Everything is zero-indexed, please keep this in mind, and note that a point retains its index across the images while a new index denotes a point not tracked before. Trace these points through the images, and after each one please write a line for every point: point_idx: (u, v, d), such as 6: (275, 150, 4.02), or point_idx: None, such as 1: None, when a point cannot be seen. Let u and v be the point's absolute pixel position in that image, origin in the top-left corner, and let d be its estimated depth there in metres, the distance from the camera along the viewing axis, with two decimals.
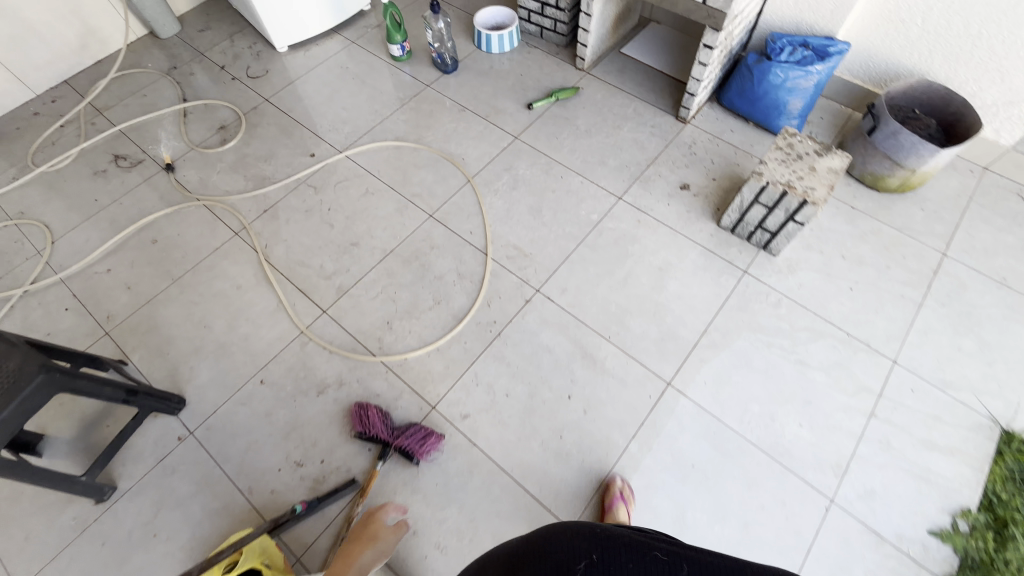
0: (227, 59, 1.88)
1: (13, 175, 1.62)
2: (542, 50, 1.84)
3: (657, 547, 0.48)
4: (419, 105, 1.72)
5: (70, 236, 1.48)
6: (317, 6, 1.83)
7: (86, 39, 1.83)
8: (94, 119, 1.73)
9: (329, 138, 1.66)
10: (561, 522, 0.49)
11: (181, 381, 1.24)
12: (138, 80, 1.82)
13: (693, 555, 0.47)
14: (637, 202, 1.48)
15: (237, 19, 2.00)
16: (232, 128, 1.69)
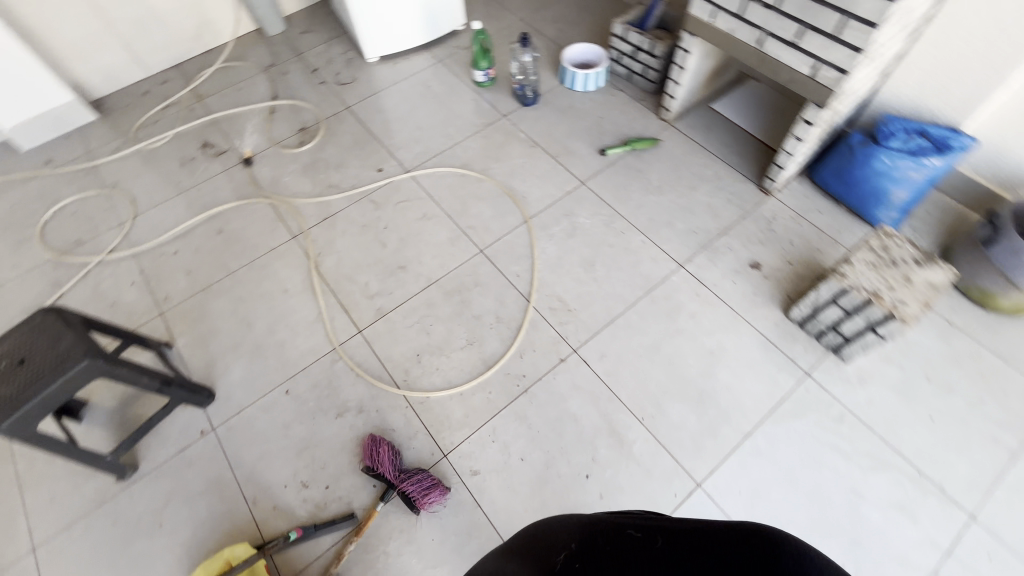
0: (321, 61, 1.95)
1: (115, 147, 1.76)
2: (628, 94, 1.77)
3: (632, 525, 0.56)
4: (491, 135, 1.71)
5: (150, 213, 1.59)
6: (412, 22, 1.87)
7: (201, 29, 1.96)
8: (194, 104, 1.85)
9: (398, 155, 1.68)
10: (540, 524, 0.56)
11: (215, 375, 1.28)
12: (239, 73, 1.93)
13: (665, 527, 0.54)
14: (699, 273, 1.38)
15: (337, 24, 2.07)
16: (311, 131, 1.75)
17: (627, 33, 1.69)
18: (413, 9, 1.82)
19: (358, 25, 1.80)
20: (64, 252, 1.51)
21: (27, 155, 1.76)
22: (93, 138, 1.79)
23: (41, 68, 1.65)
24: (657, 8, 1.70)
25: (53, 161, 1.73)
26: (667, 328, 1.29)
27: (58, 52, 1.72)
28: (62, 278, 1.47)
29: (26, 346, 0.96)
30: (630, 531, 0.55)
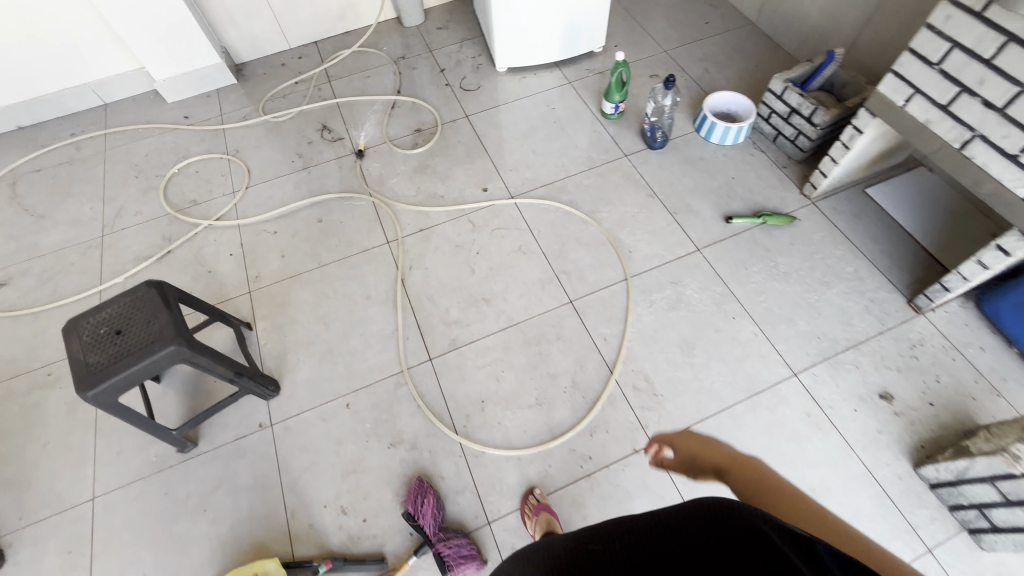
0: (450, 62, 1.92)
1: (245, 114, 1.83)
2: (769, 157, 1.59)
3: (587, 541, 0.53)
4: (607, 174, 1.59)
5: (261, 187, 1.63)
6: (551, 38, 1.78)
7: (345, 12, 1.99)
8: (322, 85, 1.88)
9: (506, 177, 1.61)
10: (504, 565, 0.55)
11: (285, 369, 1.28)
12: (369, 60, 1.94)
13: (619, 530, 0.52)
14: (813, 387, 1.20)
15: (474, 25, 2.03)
16: (426, 134, 1.72)
17: (786, 91, 1.49)
18: (555, 24, 1.73)
19: (496, 32, 1.74)
20: (180, 209, 1.59)
21: (170, 107, 1.87)
22: (227, 101, 1.87)
23: (199, 30, 1.74)
24: (828, 68, 1.48)
25: (190, 117, 1.83)
26: (762, 444, 1.13)
27: (216, 16, 1.81)
28: (172, 234, 1.54)
29: (125, 318, 0.98)
30: (588, 546, 0.52)
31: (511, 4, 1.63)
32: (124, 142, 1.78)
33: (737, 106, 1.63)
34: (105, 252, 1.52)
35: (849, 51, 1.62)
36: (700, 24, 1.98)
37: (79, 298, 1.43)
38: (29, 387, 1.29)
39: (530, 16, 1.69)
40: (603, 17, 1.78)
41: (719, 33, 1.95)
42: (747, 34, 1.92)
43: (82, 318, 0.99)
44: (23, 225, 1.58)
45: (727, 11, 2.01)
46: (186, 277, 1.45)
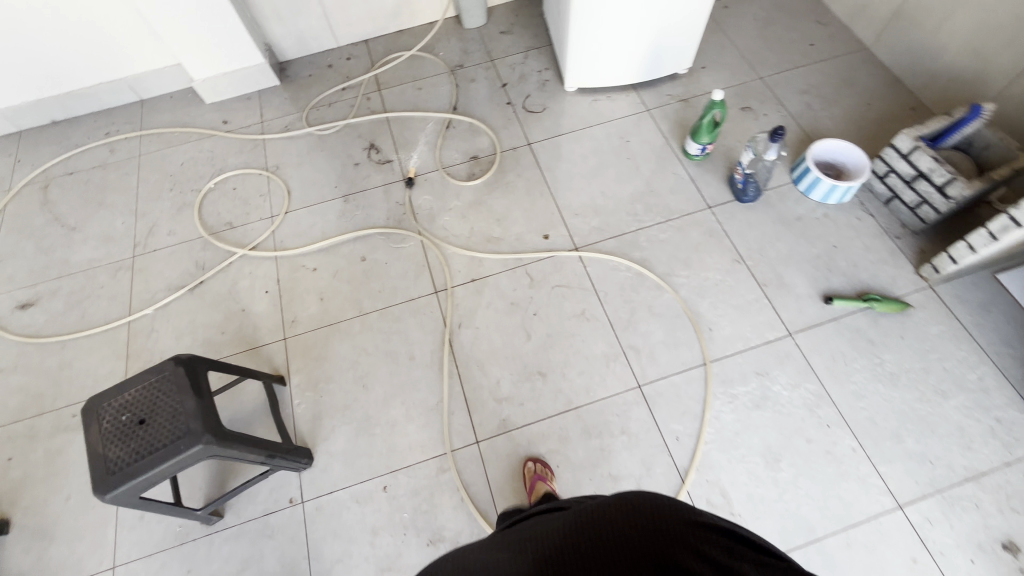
0: (513, 76, 1.71)
1: (287, 122, 1.67)
2: (879, 224, 1.37)
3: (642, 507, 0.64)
4: (687, 229, 1.39)
5: (300, 212, 1.49)
6: (632, 56, 1.55)
7: (400, 9, 1.79)
8: (371, 94, 1.70)
9: (571, 222, 1.43)
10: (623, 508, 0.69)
11: (319, 435, 1.17)
12: (424, 67, 1.75)
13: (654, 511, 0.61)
14: (921, 526, 1.02)
15: (542, 32, 1.80)
16: (483, 162, 1.55)
17: (915, 152, 1.26)
18: (641, 42, 1.50)
19: (570, 46, 1.52)
20: (215, 232, 1.47)
21: (208, 109, 1.73)
22: (269, 106, 1.71)
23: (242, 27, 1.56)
24: (970, 126, 1.24)
25: (229, 122, 1.69)
26: None
27: (261, 10, 1.64)
28: (206, 262, 1.43)
29: (149, 403, 0.87)
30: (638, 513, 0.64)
31: (593, 18, 1.41)
32: (159, 147, 1.66)
33: (846, 154, 1.40)
34: (135, 276, 1.42)
35: (993, 101, 1.37)
36: (804, 46, 1.71)
37: (107, 328, 1.34)
38: (53, 428, 1.22)
39: (612, 32, 1.46)
40: (697, 35, 1.54)
41: (826, 58, 1.68)
42: (860, 62, 1.65)
43: (103, 399, 0.88)
44: (54, 237, 1.49)
45: (837, 31, 1.73)
46: (219, 314, 1.35)
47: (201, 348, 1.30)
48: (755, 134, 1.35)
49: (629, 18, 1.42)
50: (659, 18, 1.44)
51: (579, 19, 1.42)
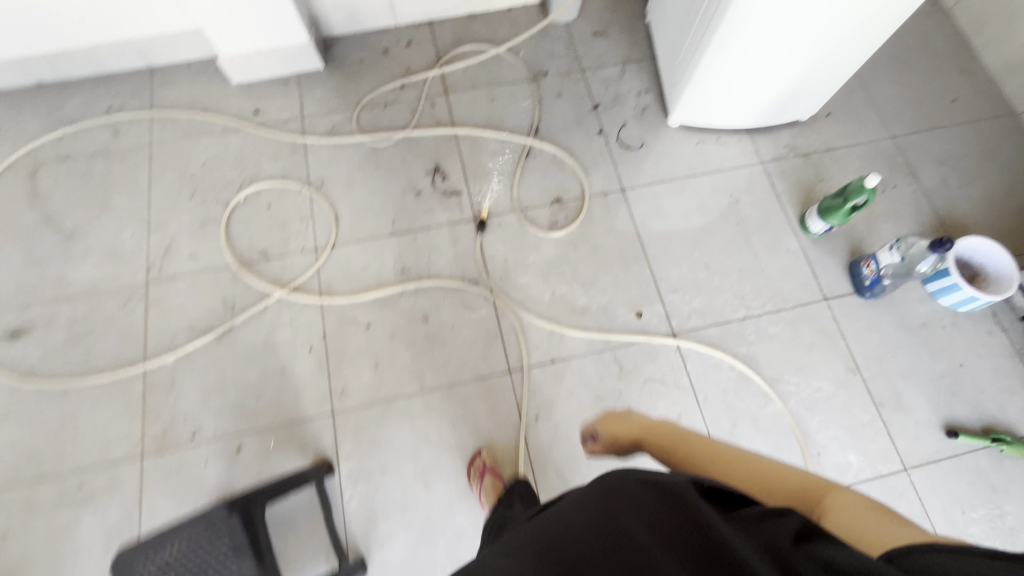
0: (606, 95, 1.44)
1: (333, 123, 1.39)
2: (1012, 343, 1.22)
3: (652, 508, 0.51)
4: (799, 324, 1.22)
5: (351, 248, 1.26)
6: (764, 96, 1.28)
7: None
8: (436, 98, 1.42)
9: (667, 298, 1.24)
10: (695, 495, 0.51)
11: (374, 540, 1.03)
12: (501, 69, 1.46)
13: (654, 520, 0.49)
14: None
15: (643, 40, 1.51)
16: (568, 207, 1.32)
17: None
18: (780, 83, 1.24)
19: (694, 76, 1.25)
20: (247, 262, 1.24)
21: (236, 91, 1.43)
22: (311, 98, 1.42)
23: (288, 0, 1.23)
24: None
25: (261, 113, 1.40)
26: None
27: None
28: (237, 300, 1.21)
29: (202, 565, 0.74)
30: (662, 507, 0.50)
31: (736, 51, 1.14)
32: (176, 136, 1.36)
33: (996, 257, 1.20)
34: (150, 309, 1.19)
35: None
36: (944, 101, 1.47)
37: (118, 377, 1.13)
38: (58, 500, 1.04)
39: (751, 69, 1.19)
40: (845, 78, 1.26)
41: (970, 120, 1.45)
42: (1007, 133, 1.43)
43: (139, 557, 0.74)
44: (48, 246, 1.24)
45: (983, 87, 1.49)
46: (254, 371, 1.15)
47: (234, 414, 1.11)
48: (905, 236, 1.14)
49: (779, 55, 1.15)
50: (813, 59, 1.17)
51: (719, 49, 1.15)
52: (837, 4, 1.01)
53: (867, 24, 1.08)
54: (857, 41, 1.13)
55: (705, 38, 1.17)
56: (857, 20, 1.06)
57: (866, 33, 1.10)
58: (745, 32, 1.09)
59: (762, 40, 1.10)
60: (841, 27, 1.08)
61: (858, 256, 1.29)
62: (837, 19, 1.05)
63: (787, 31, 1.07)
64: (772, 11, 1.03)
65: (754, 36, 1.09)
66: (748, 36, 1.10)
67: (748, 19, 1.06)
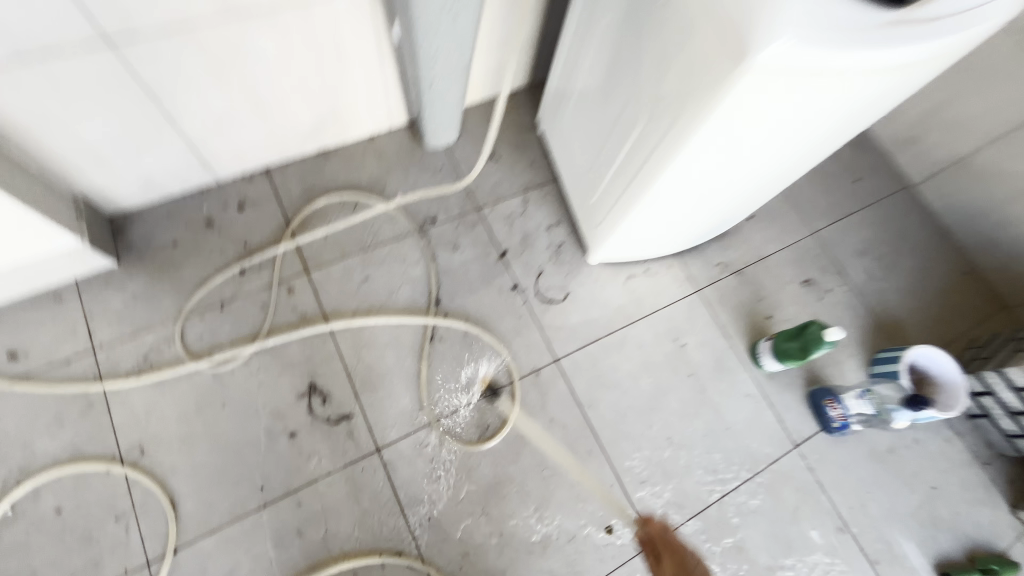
0: (513, 237, 1.17)
1: (145, 349, 0.97)
2: (968, 446, 1.19)
3: None
4: (779, 487, 1.08)
5: (204, 549, 0.87)
6: (736, 200, 0.94)
7: (322, 125, 1.11)
8: (293, 282, 1.05)
9: (636, 496, 1.02)
10: None
11: None
12: (375, 225, 1.12)
13: None
14: None
15: (540, 159, 1.27)
16: (496, 401, 1.04)
17: None
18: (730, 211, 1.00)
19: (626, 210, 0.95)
20: None
21: None
22: (102, 318, 0.98)
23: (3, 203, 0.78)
24: None
25: (23, 358, 0.94)
26: None
27: (44, 145, 0.83)
28: None
29: None
30: None
31: (670, 179, 0.83)
32: None
33: (958, 369, 1.13)
34: None
35: None
36: (849, 181, 1.43)
37: None
38: None
39: (709, 188, 0.86)
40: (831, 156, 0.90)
41: (876, 201, 1.42)
42: (909, 209, 1.43)
43: None
44: None
45: (879, 159, 1.47)
46: None
47: None
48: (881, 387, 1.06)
49: (726, 173, 0.82)
50: (787, 150, 0.79)
51: (657, 168, 0.81)
52: (784, 105, 0.66)
53: (844, 107, 0.70)
54: (840, 123, 0.76)
55: (643, 159, 0.85)
56: (825, 112, 0.70)
57: (851, 114, 0.73)
58: (673, 158, 0.77)
59: (705, 151, 0.75)
60: (808, 124, 0.72)
61: (816, 383, 1.18)
62: (797, 118, 0.70)
63: (728, 147, 0.74)
64: (694, 123, 0.69)
65: (686, 161, 0.77)
66: (679, 164, 0.78)
67: (674, 137, 0.74)
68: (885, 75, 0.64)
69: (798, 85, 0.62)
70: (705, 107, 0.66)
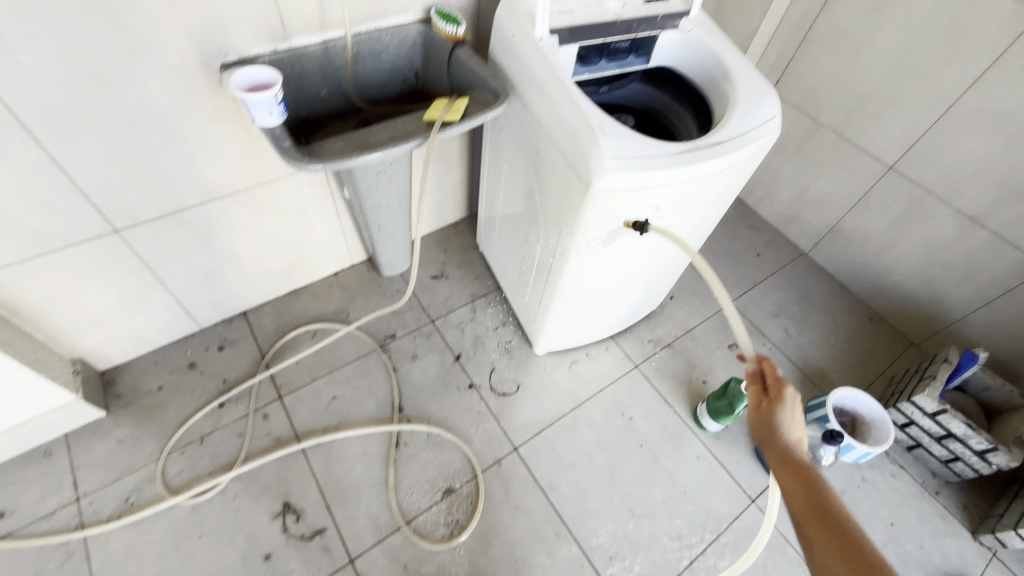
0: (465, 341, 1.33)
1: (128, 491, 1.04)
2: (914, 478, 1.26)
3: None
4: (744, 545, 1.12)
5: None
6: (635, 283, 1.14)
7: (292, 269, 1.31)
8: (268, 407, 1.16)
9: (607, 573, 1.06)
10: None
11: None
12: (341, 347, 1.27)
13: None
14: None
15: (483, 272, 1.48)
16: (463, 496, 1.10)
17: (944, 414, 1.17)
18: (636, 290, 1.19)
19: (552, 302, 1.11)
20: None
21: None
22: (88, 467, 1.06)
23: (12, 370, 0.91)
24: (968, 369, 1.23)
25: (8, 517, 0.99)
26: None
27: (49, 318, 0.99)
28: None
29: None
30: None
31: (571, 271, 1.01)
32: None
33: (879, 406, 1.25)
34: None
35: (960, 321, 1.39)
36: (751, 256, 1.67)
37: None
38: None
39: (608, 276, 1.05)
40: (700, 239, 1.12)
41: (778, 269, 1.65)
42: (807, 272, 1.66)
43: None
44: None
45: (772, 235, 1.74)
46: None
47: None
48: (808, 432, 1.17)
49: (617, 261, 1.02)
50: (658, 239, 1.00)
51: (562, 265, 1.00)
52: (635, 210, 0.87)
53: (685, 205, 0.92)
54: (692, 215, 0.97)
55: (551, 261, 1.05)
56: (669, 209, 0.91)
57: (695, 207, 0.95)
58: (569, 257, 0.97)
59: (594, 248, 0.95)
60: (663, 219, 0.93)
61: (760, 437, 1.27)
62: (650, 216, 0.90)
63: (608, 243, 0.94)
64: (574, 231, 0.90)
65: (580, 257, 0.97)
66: (575, 259, 0.97)
67: (566, 242, 0.95)
68: (699, 182, 0.86)
69: (635, 196, 0.83)
70: (577, 220, 0.88)
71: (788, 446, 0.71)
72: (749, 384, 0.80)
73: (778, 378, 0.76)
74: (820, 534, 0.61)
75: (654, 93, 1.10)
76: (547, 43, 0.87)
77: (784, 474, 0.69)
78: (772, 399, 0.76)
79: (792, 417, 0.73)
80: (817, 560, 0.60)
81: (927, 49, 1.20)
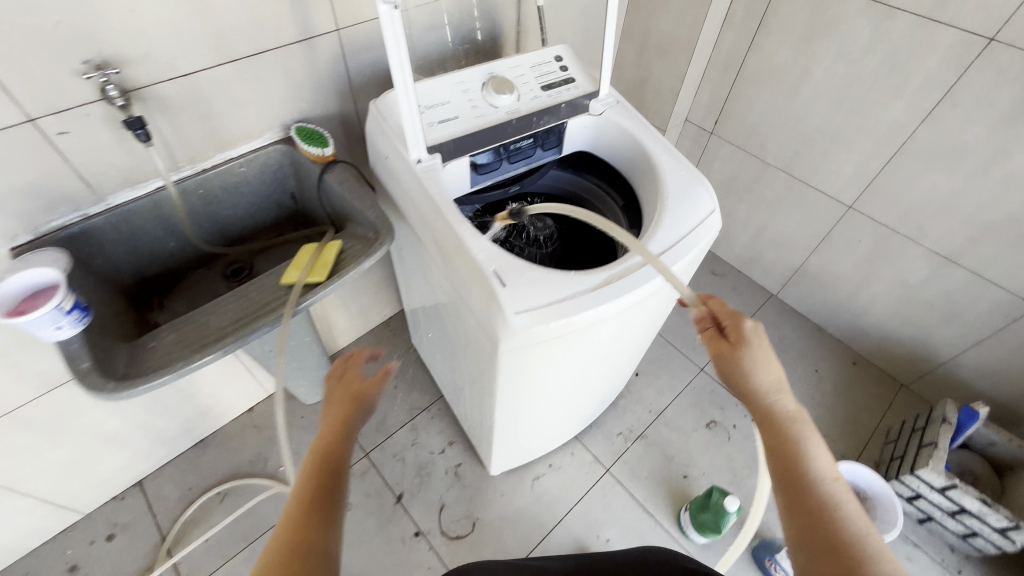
0: (408, 474, 1.14)
1: None
2: (932, 556, 1.13)
3: None
4: None
5: None
6: (588, 396, 0.96)
7: (190, 422, 1.11)
8: None
9: None
10: None
11: None
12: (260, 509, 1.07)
13: None
14: None
15: (423, 379, 1.30)
16: None
17: (954, 490, 1.02)
18: (593, 399, 1.00)
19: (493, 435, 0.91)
20: None
21: None
22: None
23: None
24: (971, 427, 1.11)
25: None
26: None
27: None
28: None
29: None
30: None
31: (503, 413, 0.84)
32: None
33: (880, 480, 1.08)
34: None
35: (950, 363, 1.27)
36: None
37: None
38: None
39: (549, 404, 0.88)
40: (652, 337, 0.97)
41: None
42: (779, 317, 1.52)
43: None
44: None
45: (735, 280, 1.61)
46: None
47: None
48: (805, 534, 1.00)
49: (556, 393, 0.85)
50: (600, 361, 0.84)
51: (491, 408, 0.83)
52: (562, 352, 0.71)
53: (622, 328, 0.76)
54: (632, 331, 0.82)
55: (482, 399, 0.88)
56: (604, 338, 0.75)
57: (635, 324, 0.79)
58: (496, 402, 0.79)
59: (523, 391, 0.77)
60: (598, 347, 0.77)
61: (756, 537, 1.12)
62: (582, 352, 0.74)
63: (539, 384, 0.78)
64: (493, 381, 0.73)
65: (508, 402, 0.79)
66: (504, 404, 0.80)
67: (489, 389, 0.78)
68: (633, 308, 0.71)
69: (556, 344, 0.67)
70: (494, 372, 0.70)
71: (762, 398, 0.55)
72: (699, 325, 0.62)
73: (737, 317, 0.58)
74: (798, 506, 0.48)
75: (575, 178, 0.93)
76: (426, 165, 0.71)
77: (764, 436, 0.54)
78: (733, 339, 0.58)
79: (764, 355, 0.56)
80: (793, 536, 0.48)
81: (871, 85, 1.08)
